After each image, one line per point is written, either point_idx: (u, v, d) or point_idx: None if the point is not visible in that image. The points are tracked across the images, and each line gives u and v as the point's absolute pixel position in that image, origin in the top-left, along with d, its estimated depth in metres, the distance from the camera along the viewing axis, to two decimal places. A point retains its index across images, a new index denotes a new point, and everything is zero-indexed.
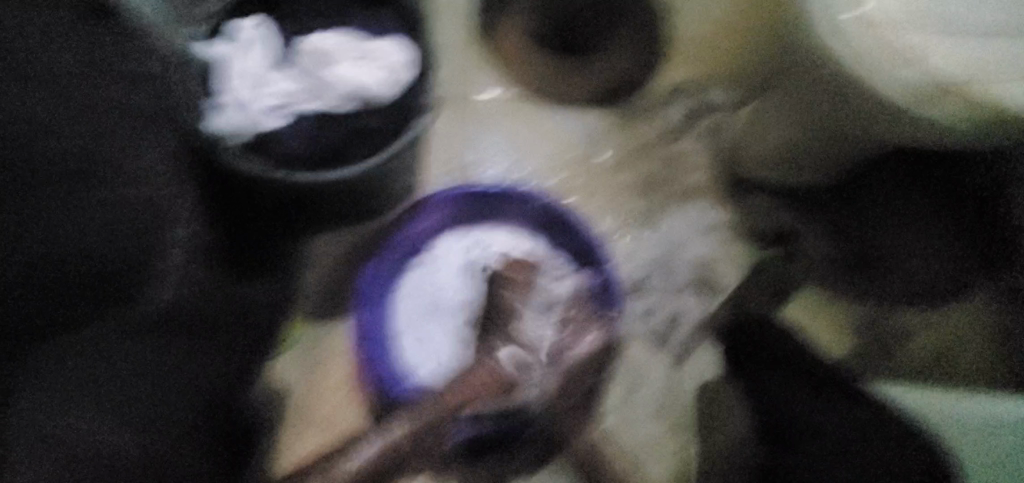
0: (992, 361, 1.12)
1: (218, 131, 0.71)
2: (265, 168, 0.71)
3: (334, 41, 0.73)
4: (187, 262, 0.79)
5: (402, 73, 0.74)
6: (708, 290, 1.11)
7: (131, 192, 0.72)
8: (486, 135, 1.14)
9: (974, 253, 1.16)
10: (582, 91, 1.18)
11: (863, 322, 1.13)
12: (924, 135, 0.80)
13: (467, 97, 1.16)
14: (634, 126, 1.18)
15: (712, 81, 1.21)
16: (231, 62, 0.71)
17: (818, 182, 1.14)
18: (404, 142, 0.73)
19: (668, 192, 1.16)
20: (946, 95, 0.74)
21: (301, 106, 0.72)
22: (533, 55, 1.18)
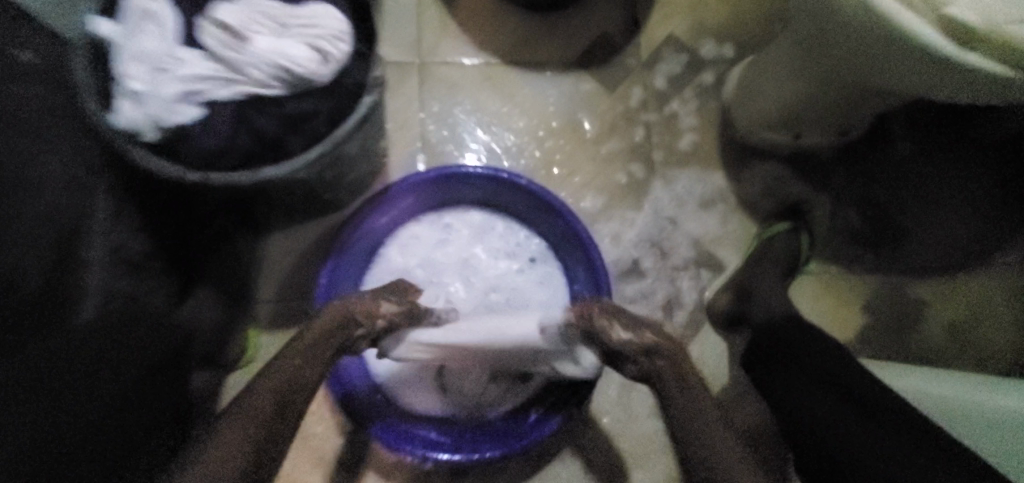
0: (1015, 329, 1.04)
1: (115, 128, 0.59)
2: (177, 171, 0.60)
3: (246, 10, 0.60)
4: (104, 280, 0.70)
5: (334, 45, 0.61)
6: (706, 267, 1.02)
7: (31, 203, 0.61)
8: (453, 110, 1.02)
9: (992, 214, 1.07)
10: (559, 55, 1.06)
11: (873, 293, 1.04)
12: (956, 88, 0.67)
13: (429, 67, 1.03)
14: (618, 91, 1.06)
15: (705, 33, 1.08)
16: (125, 44, 0.58)
17: (821, 142, 1.05)
18: (346, 128, 0.63)
19: (658, 161, 1.05)
20: (985, 39, 0.60)
21: (213, 94, 0.59)
22: (500, 17, 1.05)
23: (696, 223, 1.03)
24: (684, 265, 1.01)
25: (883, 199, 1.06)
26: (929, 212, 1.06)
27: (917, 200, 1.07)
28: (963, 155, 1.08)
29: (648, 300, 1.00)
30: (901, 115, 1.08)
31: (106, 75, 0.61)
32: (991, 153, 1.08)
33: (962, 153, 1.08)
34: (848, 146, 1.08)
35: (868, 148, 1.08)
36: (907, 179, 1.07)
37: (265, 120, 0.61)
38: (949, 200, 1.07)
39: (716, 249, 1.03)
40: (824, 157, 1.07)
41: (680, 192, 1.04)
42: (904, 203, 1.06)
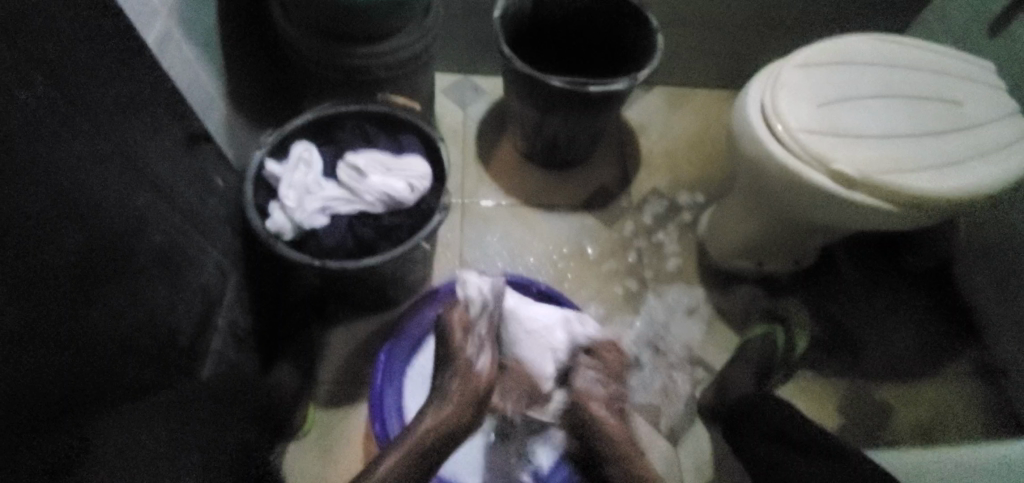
0: (977, 429, 1.17)
1: (268, 230, 0.85)
2: (305, 259, 0.84)
3: (367, 158, 0.91)
4: (223, 346, 0.89)
5: (421, 182, 0.91)
6: (695, 366, 1.20)
7: (194, 279, 0.81)
8: (487, 238, 1.30)
9: (932, 330, 1.27)
10: (569, 199, 1.38)
11: (844, 396, 1.20)
12: (855, 218, 0.97)
13: (470, 207, 1.34)
14: (615, 226, 1.35)
15: (680, 187, 1.41)
16: (283, 177, 0.88)
17: (780, 269, 1.29)
18: (422, 236, 0.87)
19: (650, 278, 1.29)
20: (860, 184, 0.92)
21: (337, 208, 0.87)
22: (524, 172, 1.40)
23: (686, 329, 1.24)
24: (678, 363, 1.20)
25: (838, 315, 1.28)
26: (879, 327, 1.27)
27: (866, 317, 1.28)
28: (898, 282, 1.32)
29: (647, 389, 1.16)
30: (846, 250, 1.35)
31: (265, 196, 0.89)
32: (922, 282, 1.33)
33: (896, 281, 1.32)
34: (804, 274, 1.32)
35: (819, 274, 1.32)
36: (856, 300, 1.30)
37: (368, 228, 0.88)
38: (894, 317, 1.28)
39: (703, 352, 1.22)
40: (785, 281, 1.31)
41: (670, 302, 1.27)
42: (859, 320, 1.28)
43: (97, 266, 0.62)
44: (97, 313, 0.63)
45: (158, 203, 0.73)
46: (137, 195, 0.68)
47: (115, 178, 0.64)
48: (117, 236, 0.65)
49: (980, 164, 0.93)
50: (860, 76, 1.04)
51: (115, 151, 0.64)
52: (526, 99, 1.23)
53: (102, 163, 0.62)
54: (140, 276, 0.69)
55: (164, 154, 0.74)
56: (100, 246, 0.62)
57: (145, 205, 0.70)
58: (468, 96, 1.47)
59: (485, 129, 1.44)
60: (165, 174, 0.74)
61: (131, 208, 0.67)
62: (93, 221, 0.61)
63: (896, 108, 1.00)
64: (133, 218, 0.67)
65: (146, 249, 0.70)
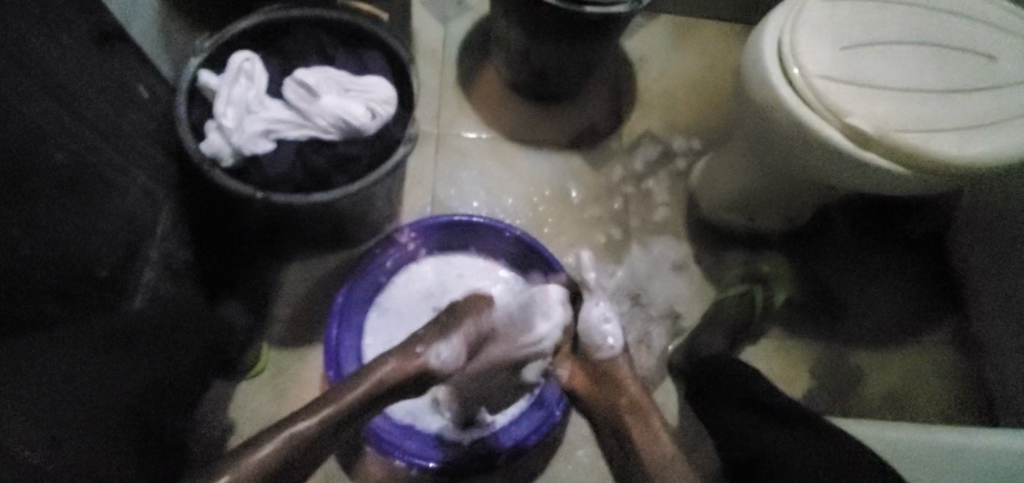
0: (946, 398, 1.17)
1: (203, 153, 0.74)
2: (246, 189, 0.74)
3: (319, 75, 0.78)
4: (157, 282, 0.80)
5: (383, 108, 0.79)
6: (673, 323, 1.15)
7: (113, 204, 0.70)
8: (463, 174, 1.20)
9: (915, 297, 1.24)
10: (554, 137, 1.26)
11: (820, 361, 1.17)
12: (861, 180, 0.88)
13: (446, 138, 1.22)
14: (603, 169, 1.25)
15: (676, 131, 1.30)
16: (221, 91, 0.75)
17: (771, 226, 1.22)
18: (383, 171, 0.77)
19: (635, 228, 1.21)
20: (877, 143, 0.82)
21: (283, 131, 0.76)
22: (508, 104, 1.27)
23: (667, 284, 1.18)
24: (656, 317, 1.15)
25: (823, 278, 1.23)
26: (862, 292, 1.23)
27: (851, 281, 1.23)
28: (888, 245, 1.27)
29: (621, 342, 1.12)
30: (839, 209, 1.28)
31: (201, 113, 0.77)
32: (916, 249, 1.27)
33: (887, 244, 1.27)
34: (795, 232, 1.25)
35: (810, 234, 1.26)
36: (842, 262, 1.24)
37: (320, 157, 0.77)
38: (877, 283, 1.24)
39: (682, 308, 1.16)
40: (775, 239, 1.24)
41: (655, 255, 1.20)
42: (846, 284, 1.23)
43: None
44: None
45: (54, 112, 0.60)
46: (21, 99, 0.56)
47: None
48: (11, 146, 0.54)
49: (1007, 127, 0.84)
50: (891, 18, 0.91)
51: None
52: (513, 18, 1.08)
53: None
54: (38, 198, 0.59)
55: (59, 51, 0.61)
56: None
57: (37, 114, 0.58)
58: (450, 11, 1.31)
59: (467, 51, 1.29)
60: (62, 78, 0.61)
61: (17, 115, 0.55)
62: None
63: (925, 58, 0.89)
64: (23, 128, 0.56)
65: (45, 167, 0.59)
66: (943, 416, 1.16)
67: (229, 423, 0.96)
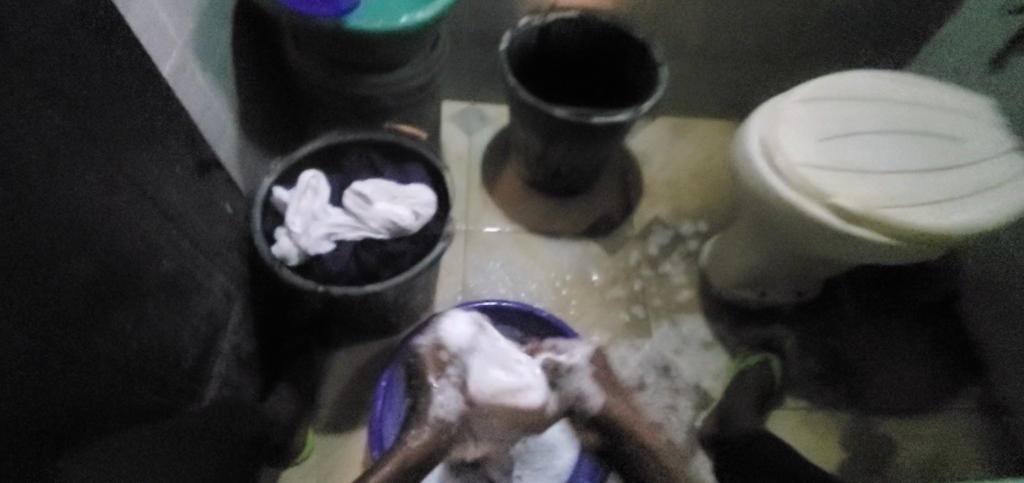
0: (983, 467, 1.16)
1: (273, 255, 0.87)
2: (308, 285, 0.85)
3: (372, 186, 0.93)
4: (226, 371, 0.89)
5: (425, 210, 0.92)
6: (698, 398, 1.18)
7: (197, 305, 0.81)
8: (490, 264, 1.31)
9: (939, 364, 1.26)
10: (572, 227, 1.38)
11: (851, 431, 1.18)
12: (856, 251, 0.97)
13: (473, 234, 1.35)
14: (619, 253, 1.36)
15: (682, 216, 1.41)
16: (291, 204, 0.89)
17: (783, 299, 1.28)
18: (426, 261, 0.89)
19: (654, 306, 1.29)
20: (862, 218, 0.92)
21: (342, 234, 0.89)
22: (528, 200, 1.41)
23: (689, 360, 1.23)
24: (682, 391, 1.19)
25: (840, 348, 1.26)
26: (883, 362, 1.25)
27: (869, 351, 1.27)
28: (901, 315, 1.31)
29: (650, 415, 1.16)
30: (846, 283, 1.34)
31: (272, 222, 0.91)
32: (927, 316, 1.31)
33: (899, 313, 1.31)
34: (806, 304, 1.31)
35: (819, 304, 1.32)
36: (857, 331, 1.29)
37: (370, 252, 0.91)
38: (895, 352, 1.27)
39: (705, 382, 1.20)
40: (788, 311, 1.30)
41: (677, 331, 1.26)
42: (863, 352, 1.26)
43: (112, 293, 0.62)
44: (116, 336, 0.62)
45: (166, 232, 0.73)
46: (145, 224, 0.68)
47: (130, 204, 0.65)
48: (129, 261, 0.64)
49: (977, 202, 0.94)
50: (855, 113, 1.05)
51: (131, 181, 0.65)
52: (530, 129, 1.25)
53: (122, 189, 0.64)
54: (149, 306, 0.69)
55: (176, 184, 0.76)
56: (111, 272, 0.61)
57: (156, 235, 0.71)
58: (474, 125, 1.50)
59: (489, 157, 1.46)
60: (174, 204, 0.75)
61: (145, 235, 0.68)
62: (102, 248, 0.60)
63: (898, 145, 1.01)
64: (144, 248, 0.68)
65: (156, 275, 0.71)
66: None
67: None
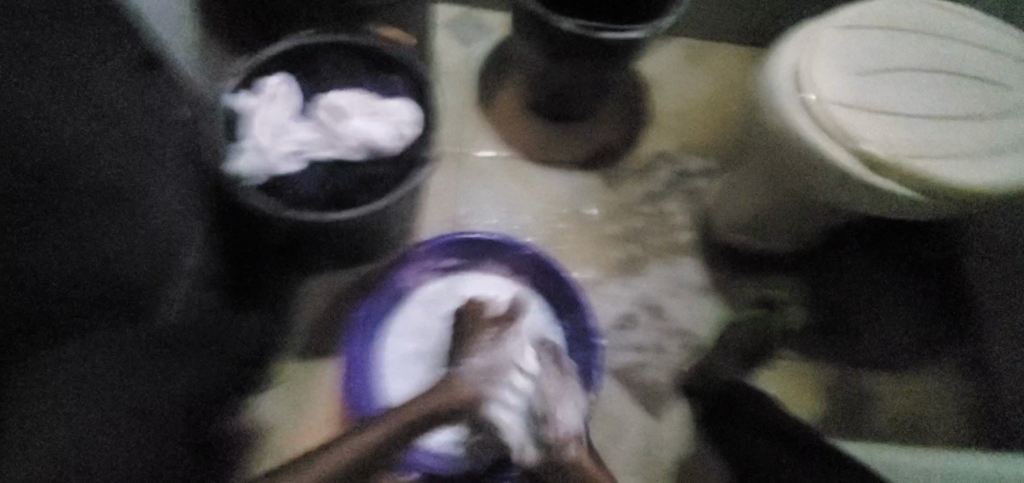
0: (961, 424, 1.16)
1: (237, 172, 0.78)
2: (275, 206, 0.77)
3: (349, 98, 0.82)
4: (188, 292, 0.84)
5: (408, 129, 0.82)
6: (684, 342, 1.16)
7: (152, 215, 0.78)
8: (480, 191, 1.23)
9: (936, 324, 1.22)
10: (570, 156, 1.29)
11: (836, 385, 1.17)
12: (877, 206, 0.89)
13: (465, 157, 1.26)
14: (619, 188, 1.28)
15: (690, 152, 1.32)
16: (254, 114, 0.80)
17: (785, 247, 1.22)
18: (405, 189, 0.80)
19: (650, 245, 1.23)
20: (888, 168, 0.84)
21: (314, 151, 0.80)
22: (526, 123, 1.30)
23: (681, 303, 1.19)
24: (670, 334, 1.16)
25: (835, 300, 1.22)
26: (879, 319, 1.21)
27: (867, 307, 1.22)
28: (905, 272, 1.25)
29: (634, 354, 1.14)
30: (854, 234, 1.27)
31: (235, 133, 0.81)
32: (933, 273, 1.26)
33: (903, 270, 1.25)
34: (808, 254, 1.25)
35: (825, 254, 1.26)
36: (856, 285, 1.24)
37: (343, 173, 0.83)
38: (892, 309, 1.22)
39: (695, 326, 1.17)
40: (788, 259, 1.25)
41: (671, 274, 1.21)
42: (859, 308, 1.22)
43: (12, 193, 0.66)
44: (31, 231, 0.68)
45: (114, 136, 0.74)
46: (73, 126, 0.70)
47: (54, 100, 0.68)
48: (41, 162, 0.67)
49: (1018, 157, 0.86)
50: (899, 46, 0.93)
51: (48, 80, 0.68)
52: (531, 43, 1.12)
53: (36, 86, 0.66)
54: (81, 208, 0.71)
55: (125, 88, 0.76)
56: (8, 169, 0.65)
57: (102, 141, 0.73)
58: (471, 34, 1.35)
59: (486, 72, 1.33)
60: (122, 107, 0.75)
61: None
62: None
63: (941, 86, 0.90)
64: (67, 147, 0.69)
65: None
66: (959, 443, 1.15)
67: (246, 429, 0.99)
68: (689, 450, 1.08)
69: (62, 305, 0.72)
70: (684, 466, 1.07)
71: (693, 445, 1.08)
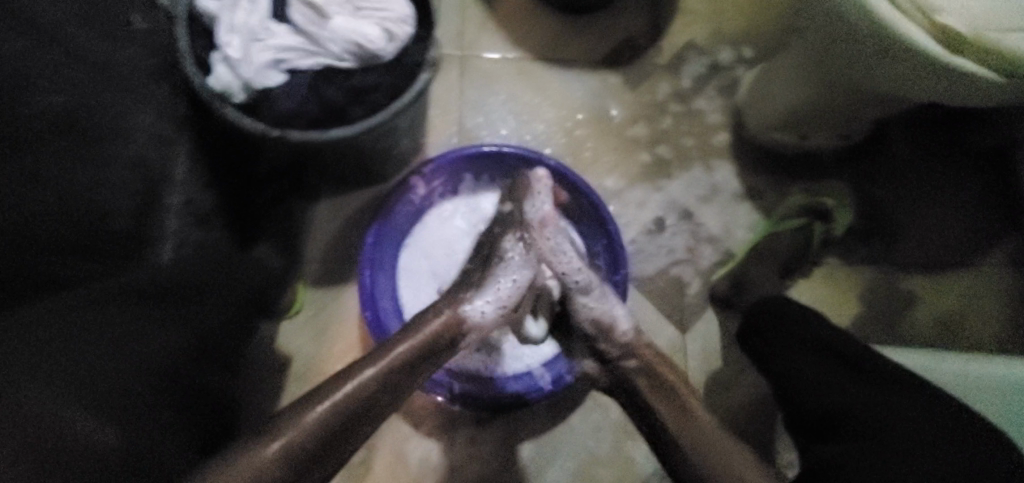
0: (1005, 324, 1.10)
1: (211, 88, 0.69)
2: (260, 128, 0.69)
3: None
4: (182, 227, 0.77)
5: (400, 27, 0.71)
6: (713, 252, 1.09)
7: (123, 151, 0.66)
8: (488, 99, 1.11)
9: (989, 216, 1.13)
10: (585, 53, 1.15)
11: (874, 290, 1.11)
12: (944, 85, 0.74)
13: (470, 61, 1.12)
14: (643, 86, 1.14)
15: (723, 40, 1.16)
16: (222, 17, 0.68)
17: (826, 145, 1.11)
18: (406, 100, 0.71)
19: (679, 148, 1.13)
20: (915, 11, 0.70)
21: (295, 61, 0.69)
22: (535, 16, 1.15)
23: (710, 213, 1.10)
24: (699, 244, 1.09)
25: (880, 198, 1.13)
26: (927, 214, 1.12)
27: (916, 203, 1.13)
28: (960, 162, 1.14)
29: (661, 265, 1.08)
30: (903, 123, 1.15)
31: (204, 44, 0.71)
32: (988, 162, 1.14)
33: (958, 160, 1.14)
34: (852, 151, 1.14)
35: (871, 151, 1.14)
36: (905, 178, 1.13)
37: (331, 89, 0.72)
38: (944, 204, 1.13)
39: (725, 235, 1.10)
40: (828, 158, 1.14)
41: (699, 182, 1.11)
42: (906, 205, 1.12)
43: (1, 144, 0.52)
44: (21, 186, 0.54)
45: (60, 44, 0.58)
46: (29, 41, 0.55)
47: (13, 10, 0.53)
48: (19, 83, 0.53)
49: None
50: None
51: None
52: None
53: None
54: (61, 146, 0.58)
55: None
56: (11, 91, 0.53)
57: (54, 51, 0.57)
58: None
59: None
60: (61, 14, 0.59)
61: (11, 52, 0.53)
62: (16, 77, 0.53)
63: None
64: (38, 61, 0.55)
65: (49, 116, 0.56)
66: (1001, 342, 1.10)
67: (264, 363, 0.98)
68: (720, 363, 1.04)
69: (67, 270, 0.59)
70: (714, 379, 1.04)
71: (724, 356, 1.05)
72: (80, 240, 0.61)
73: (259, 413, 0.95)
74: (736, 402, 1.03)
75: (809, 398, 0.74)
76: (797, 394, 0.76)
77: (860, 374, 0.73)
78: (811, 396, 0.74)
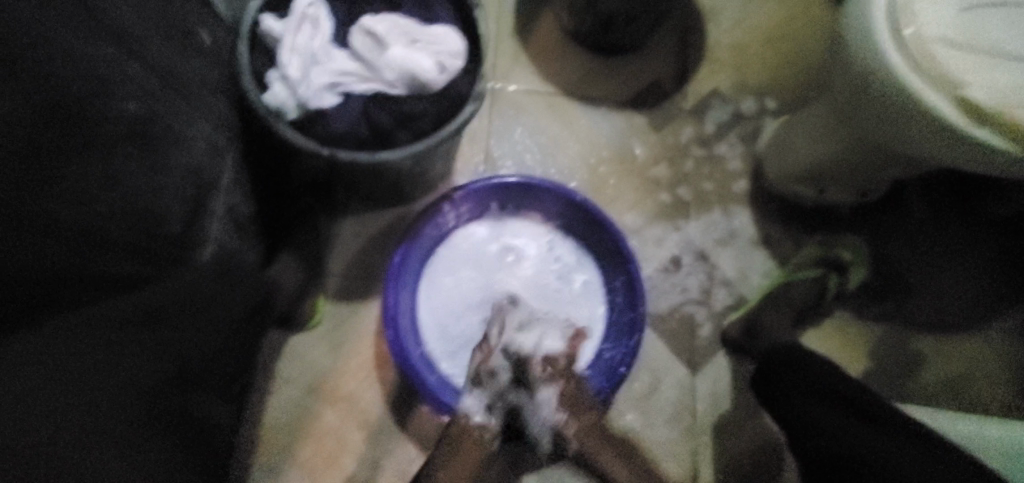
0: (1008, 388, 1.12)
1: (266, 105, 0.71)
2: (311, 145, 0.72)
3: (387, 23, 0.74)
4: (222, 233, 0.79)
5: (452, 61, 0.74)
6: (726, 296, 1.11)
7: (182, 158, 0.68)
8: (517, 131, 1.15)
9: (995, 281, 1.16)
10: (614, 94, 1.19)
11: (881, 345, 1.12)
12: (964, 153, 0.77)
13: (502, 92, 1.16)
14: (667, 129, 1.18)
15: (746, 91, 1.21)
16: (285, 37, 0.72)
17: (841, 199, 1.14)
18: (451, 129, 0.74)
19: (698, 191, 1.16)
20: (944, 85, 0.73)
21: (351, 86, 0.72)
22: (567, 55, 1.19)
23: (726, 257, 1.13)
24: (713, 287, 1.11)
25: (891, 256, 1.15)
26: (935, 274, 1.15)
27: (924, 262, 1.15)
28: (968, 226, 1.17)
29: (675, 305, 1.10)
30: (915, 184, 1.18)
31: (263, 62, 0.74)
32: (996, 229, 1.18)
33: (967, 224, 1.17)
34: (866, 207, 1.17)
35: (885, 208, 1.17)
36: (915, 237, 1.16)
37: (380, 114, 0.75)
38: (952, 266, 1.16)
39: (739, 280, 1.12)
40: (842, 213, 1.17)
41: (716, 226, 1.14)
42: (915, 264, 1.15)
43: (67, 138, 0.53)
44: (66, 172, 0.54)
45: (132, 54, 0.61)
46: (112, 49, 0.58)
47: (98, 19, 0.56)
48: (96, 89, 0.56)
49: None
50: None
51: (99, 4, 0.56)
52: None
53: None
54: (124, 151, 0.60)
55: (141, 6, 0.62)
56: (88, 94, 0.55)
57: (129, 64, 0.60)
58: None
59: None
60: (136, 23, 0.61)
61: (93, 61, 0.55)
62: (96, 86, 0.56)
63: None
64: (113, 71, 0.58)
65: (121, 121, 0.59)
66: (1004, 407, 1.11)
67: (277, 372, 0.98)
68: (727, 407, 1.06)
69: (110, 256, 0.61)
70: (722, 422, 1.05)
71: (732, 400, 1.06)
72: (131, 228, 0.63)
73: (272, 421, 0.96)
74: (741, 446, 1.04)
75: (823, 441, 0.75)
76: (811, 438, 0.77)
77: (869, 421, 0.74)
78: (825, 441, 0.75)
